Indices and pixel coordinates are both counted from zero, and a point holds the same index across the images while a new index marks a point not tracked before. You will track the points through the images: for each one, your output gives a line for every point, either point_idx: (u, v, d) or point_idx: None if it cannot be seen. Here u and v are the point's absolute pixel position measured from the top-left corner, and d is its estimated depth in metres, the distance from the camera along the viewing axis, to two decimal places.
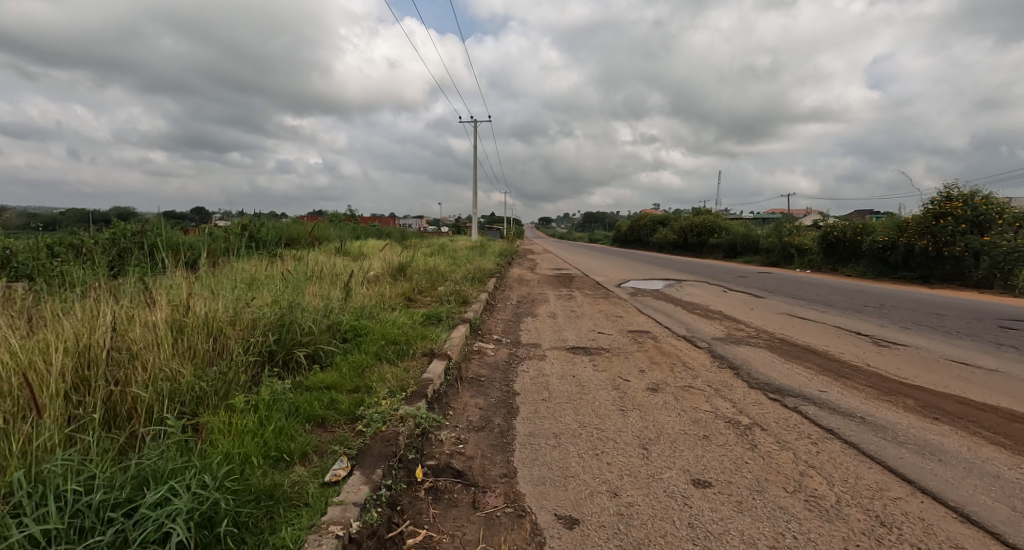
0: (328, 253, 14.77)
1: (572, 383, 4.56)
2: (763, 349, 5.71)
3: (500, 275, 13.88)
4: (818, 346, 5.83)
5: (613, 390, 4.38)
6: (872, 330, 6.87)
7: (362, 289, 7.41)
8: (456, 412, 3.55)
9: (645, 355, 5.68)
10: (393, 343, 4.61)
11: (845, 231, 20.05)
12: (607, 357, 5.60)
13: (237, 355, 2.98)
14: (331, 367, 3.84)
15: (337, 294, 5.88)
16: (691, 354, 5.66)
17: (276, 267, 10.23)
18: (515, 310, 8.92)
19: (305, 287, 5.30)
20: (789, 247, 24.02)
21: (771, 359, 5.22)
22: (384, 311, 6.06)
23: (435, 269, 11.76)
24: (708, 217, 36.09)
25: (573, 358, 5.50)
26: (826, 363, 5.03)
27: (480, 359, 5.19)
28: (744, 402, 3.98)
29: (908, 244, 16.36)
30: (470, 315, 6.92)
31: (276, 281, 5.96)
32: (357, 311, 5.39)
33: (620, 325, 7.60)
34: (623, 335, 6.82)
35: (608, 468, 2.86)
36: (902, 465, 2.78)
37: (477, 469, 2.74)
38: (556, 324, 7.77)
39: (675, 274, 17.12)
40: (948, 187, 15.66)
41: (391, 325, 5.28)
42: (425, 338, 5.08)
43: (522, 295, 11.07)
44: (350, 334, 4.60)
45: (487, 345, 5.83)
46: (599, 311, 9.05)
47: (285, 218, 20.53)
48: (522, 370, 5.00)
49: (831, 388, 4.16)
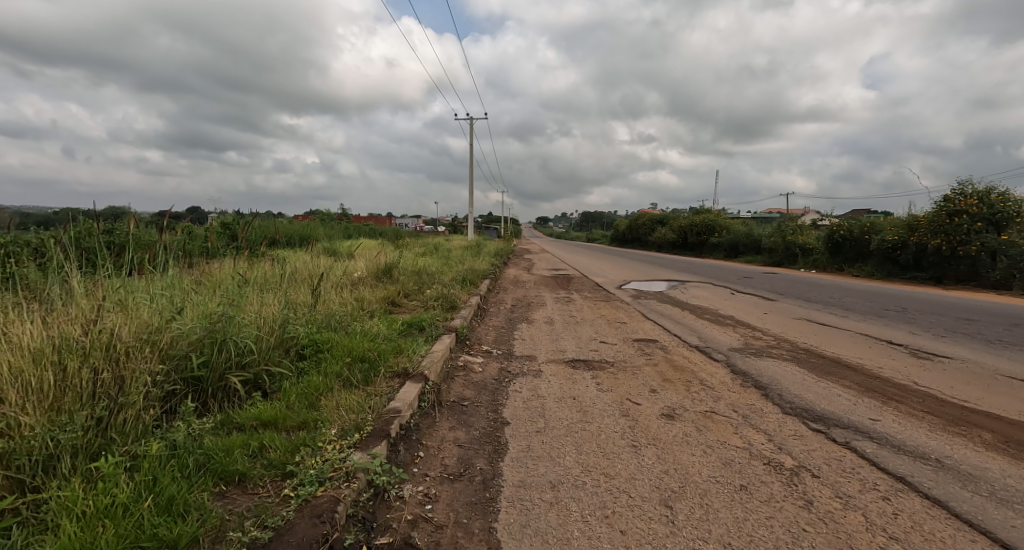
0: (314, 254, 14.02)
1: (573, 409, 3.84)
2: (788, 363, 5.01)
3: (494, 277, 13.17)
4: (850, 359, 5.14)
5: (621, 417, 3.67)
6: (904, 338, 6.19)
7: (335, 294, 6.67)
8: (427, 455, 2.84)
9: (655, 370, 4.97)
10: (358, 360, 3.92)
11: (851, 230, 19.41)
12: (612, 373, 4.89)
13: (130, 389, 2.31)
14: (276, 397, 3.16)
15: (302, 303, 5.20)
16: (708, 368, 4.95)
17: (253, 270, 9.51)
18: (508, 316, 8.20)
19: (262, 298, 4.59)
20: (793, 247, 23.39)
21: (802, 376, 4.53)
22: (356, 320, 5.35)
23: (424, 270, 11.03)
24: (708, 216, 35.41)
25: (572, 375, 4.79)
26: (866, 381, 4.34)
27: (464, 377, 4.48)
28: (782, 434, 3.26)
29: (919, 244, 15.72)
30: (457, 323, 6.21)
31: (233, 288, 5.24)
32: (324, 321, 4.68)
33: (624, 333, 6.88)
34: (628, 345, 6.11)
35: (622, 540, 2.15)
36: (1017, 539, 2.08)
37: (447, 546, 2.03)
38: (553, 332, 7.04)
39: (677, 274, 16.43)
40: (961, 184, 15.01)
41: (362, 336, 4.57)
42: (398, 352, 4.38)
43: (517, 298, 10.35)
44: (309, 350, 3.91)
45: (474, 359, 5.12)
46: (600, 316, 8.34)
47: (273, 218, 19.77)
48: (514, 390, 4.28)
49: (883, 415, 3.47)
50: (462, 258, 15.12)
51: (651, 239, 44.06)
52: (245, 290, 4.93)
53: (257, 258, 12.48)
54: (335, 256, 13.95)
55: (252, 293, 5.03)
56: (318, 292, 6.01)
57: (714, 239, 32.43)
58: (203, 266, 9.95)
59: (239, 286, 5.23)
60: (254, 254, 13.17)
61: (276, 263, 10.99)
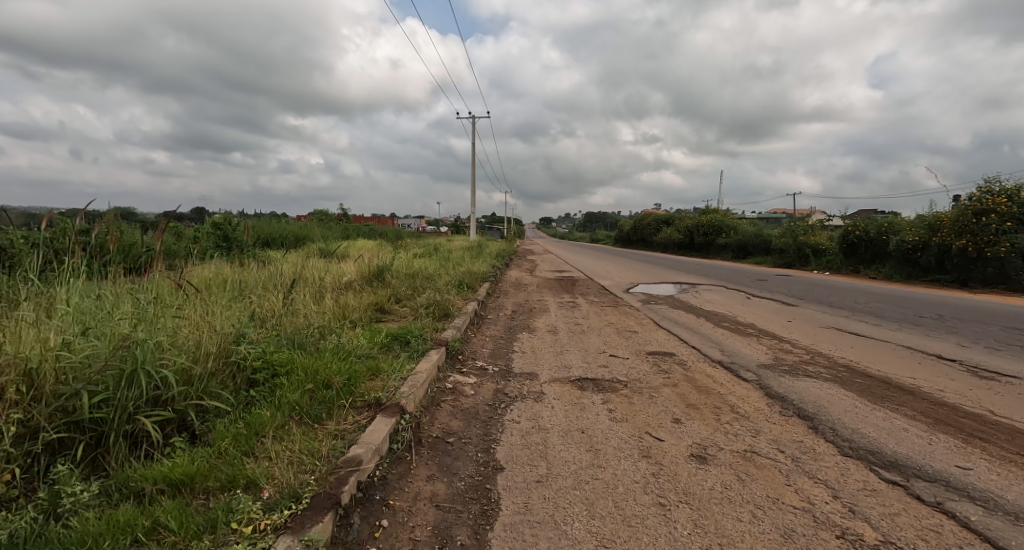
0: (305, 255, 13.32)
1: (581, 448, 3.14)
2: (831, 383, 4.31)
3: (495, 279, 12.48)
4: (902, 378, 4.44)
5: (642, 460, 2.97)
6: (955, 352, 5.48)
7: (310, 300, 6.00)
8: (393, 525, 2.17)
9: (676, 394, 4.27)
10: (321, 389, 3.23)
11: (867, 230, 18.63)
12: (626, 397, 4.19)
13: None
14: (205, 442, 2.47)
15: (266, 315, 4.50)
16: (737, 391, 4.25)
17: (233, 274, 8.83)
18: (508, 324, 7.51)
19: (213, 313, 3.88)
20: (805, 247, 22.60)
21: (851, 401, 3.83)
22: (330, 333, 4.66)
23: (419, 273, 10.34)
24: (715, 216, 34.61)
25: (579, 400, 4.10)
26: (930, 408, 3.64)
27: (452, 403, 3.79)
28: (848, 488, 2.56)
29: (942, 245, 14.97)
30: (448, 335, 5.53)
31: (187, 300, 4.55)
32: (289, 336, 3.99)
33: (635, 344, 6.17)
34: (641, 360, 5.41)
35: None
36: None
37: None
38: (556, 343, 6.35)
39: (687, 277, 15.70)
40: (988, 181, 14.23)
41: (331, 355, 3.88)
42: (371, 376, 3.70)
43: (519, 303, 9.66)
44: (262, 374, 3.21)
45: (466, 379, 4.44)
46: (609, 324, 7.65)
47: (267, 218, 19.08)
48: (510, 420, 3.59)
49: (973, 460, 2.77)
50: (461, 260, 14.44)
51: (656, 239, 43.34)
52: (197, 303, 4.24)
53: (245, 260, 11.83)
54: (327, 258, 13.27)
55: (205, 304, 4.32)
56: (289, 299, 5.33)
57: (722, 240, 31.65)
58: (184, 270, 9.32)
59: (193, 298, 4.54)
60: (242, 256, 12.49)
61: (262, 267, 10.32)
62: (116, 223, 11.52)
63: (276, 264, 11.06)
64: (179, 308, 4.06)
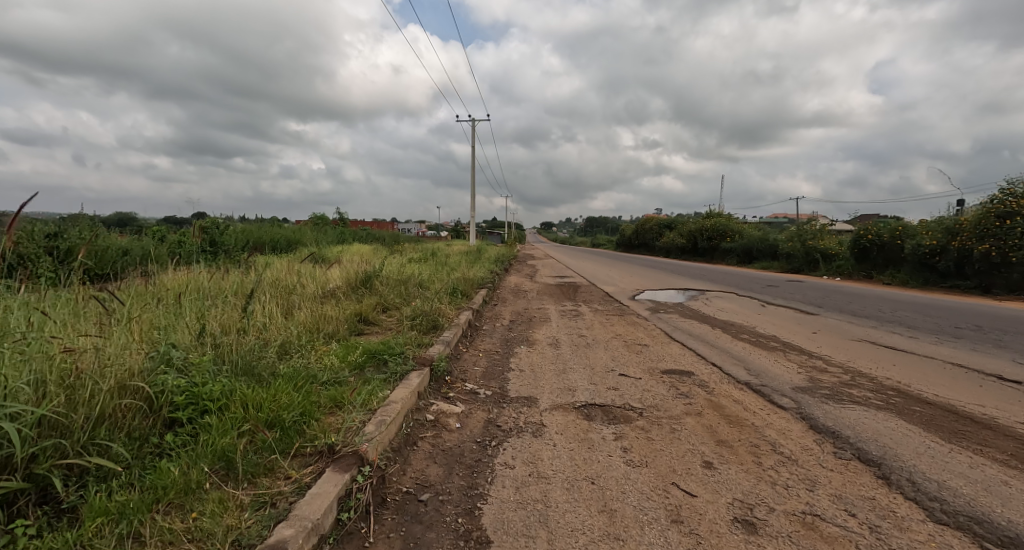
0: (293, 261, 12.66)
1: (592, 508, 2.45)
2: (886, 413, 3.61)
3: (492, 285, 11.81)
4: (968, 406, 3.75)
5: (673, 528, 2.28)
6: (1016, 371, 4.79)
7: (279, 314, 5.32)
8: None
9: (702, 427, 3.56)
10: (260, 432, 2.54)
11: (880, 234, 17.95)
12: (642, 430, 3.50)
13: None
14: (70, 525, 1.78)
15: (219, 331, 3.81)
16: (776, 423, 3.54)
17: (208, 281, 8.15)
18: (505, 336, 6.83)
19: (137, 340, 3.17)
20: (814, 252, 21.88)
21: (920, 438, 3.12)
22: (292, 357, 3.97)
23: (410, 279, 9.66)
24: (719, 220, 33.93)
25: (586, 435, 3.41)
26: (1021, 450, 2.96)
27: (431, 442, 3.11)
28: None
29: (962, 249, 14.30)
30: (435, 351, 4.86)
31: (123, 321, 3.88)
32: (239, 357, 3.30)
33: (647, 361, 5.48)
34: (656, 382, 4.71)
35: None
36: None
37: None
38: (558, 359, 5.66)
39: (693, 283, 14.97)
40: (1011, 183, 13.58)
41: (287, 382, 3.19)
42: (329, 411, 3.01)
43: (517, 311, 8.98)
44: (185, 413, 2.51)
45: (451, 407, 3.76)
46: (615, 336, 6.97)
47: (258, 221, 18.45)
48: (502, 465, 2.90)
49: None
50: (458, 265, 13.77)
51: (658, 244, 42.70)
52: (131, 327, 3.57)
53: (227, 266, 11.15)
54: (317, 263, 12.61)
55: (141, 329, 3.66)
56: (253, 314, 4.65)
57: (726, 244, 30.98)
58: (158, 276, 8.66)
59: (129, 319, 3.86)
60: (226, 261, 11.82)
61: (243, 273, 9.64)
62: (93, 226, 10.90)
63: (260, 269, 10.42)
64: (102, 332, 3.37)
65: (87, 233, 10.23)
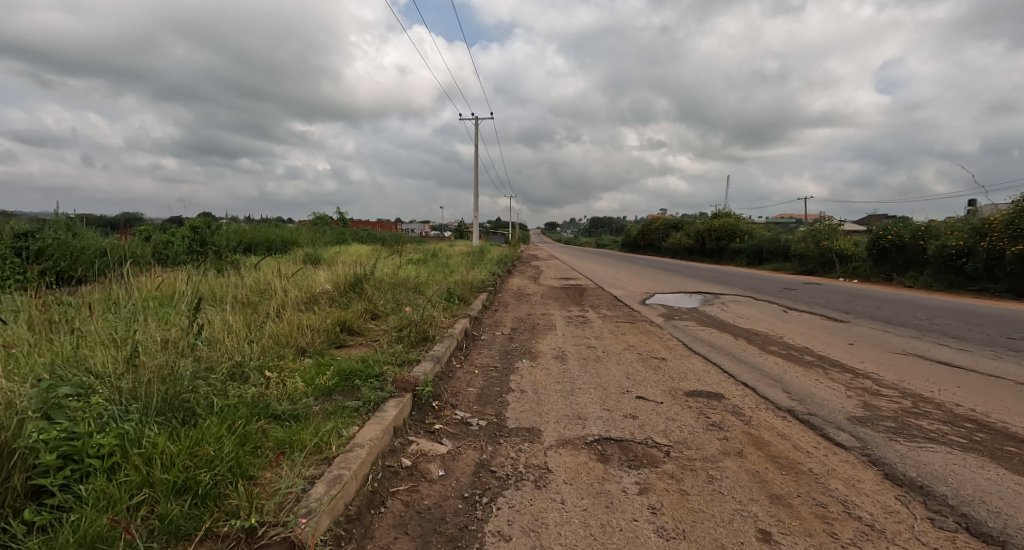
0: (284, 262, 11.96)
1: None
2: (979, 457, 2.89)
3: (494, 289, 11.10)
4: None
5: None
6: None
7: (244, 327, 4.64)
8: None
9: (745, 474, 2.84)
10: (161, 504, 1.86)
11: (900, 234, 17.15)
12: (672, 478, 2.80)
13: None
14: None
15: (154, 349, 3.12)
16: (840, 470, 2.81)
17: (182, 286, 7.46)
18: (505, 347, 6.14)
19: (28, 378, 2.48)
20: (829, 254, 21.04)
21: None
22: (243, 385, 3.29)
23: (405, 283, 8.95)
24: (728, 220, 33.11)
25: (603, 486, 2.71)
26: None
27: (403, 501, 2.42)
28: None
29: (992, 251, 13.51)
30: (420, 369, 4.16)
31: (38, 350, 3.21)
32: (167, 385, 2.62)
33: (668, 381, 4.76)
34: (681, 408, 4.00)
35: None
36: None
37: None
38: (564, 376, 4.95)
39: (706, 286, 14.15)
40: None
41: (221, 420, 2.49)
42: (268, 459, 2.32)
43: (519, 318, 8.28)
44: (56, 479, 1.82)
45: (433, 446, 3.06)
46: (628, 348, 6.26)
47: (253, 222, 17.80)
48: (494, 537, 2.21)
49: None
50: (458, 267, 12.98)
51: (665, 245, 41.87)
52: (38, 359, 2.90)
53: (212, 268, 10.46)
54: (311, 264, 11.95)
55: (54, 359, 2.99)
56: (206, 331, 3.96)
57: (736, 245, 30.17)
58: (132, 279, 8.02)
59: (45, 349, 3.20)
60: (212, 263, 11.15)
61: (226, 277, 8.98)
62: (72, 224, 10.26)
63: (246, 272, 9.74)
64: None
65: (63, 233, 9.59)
